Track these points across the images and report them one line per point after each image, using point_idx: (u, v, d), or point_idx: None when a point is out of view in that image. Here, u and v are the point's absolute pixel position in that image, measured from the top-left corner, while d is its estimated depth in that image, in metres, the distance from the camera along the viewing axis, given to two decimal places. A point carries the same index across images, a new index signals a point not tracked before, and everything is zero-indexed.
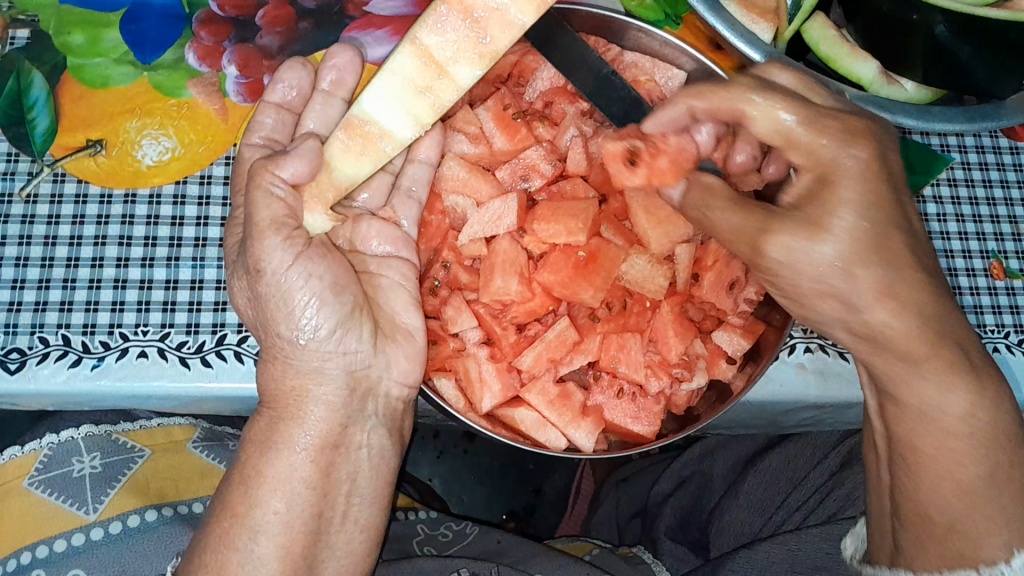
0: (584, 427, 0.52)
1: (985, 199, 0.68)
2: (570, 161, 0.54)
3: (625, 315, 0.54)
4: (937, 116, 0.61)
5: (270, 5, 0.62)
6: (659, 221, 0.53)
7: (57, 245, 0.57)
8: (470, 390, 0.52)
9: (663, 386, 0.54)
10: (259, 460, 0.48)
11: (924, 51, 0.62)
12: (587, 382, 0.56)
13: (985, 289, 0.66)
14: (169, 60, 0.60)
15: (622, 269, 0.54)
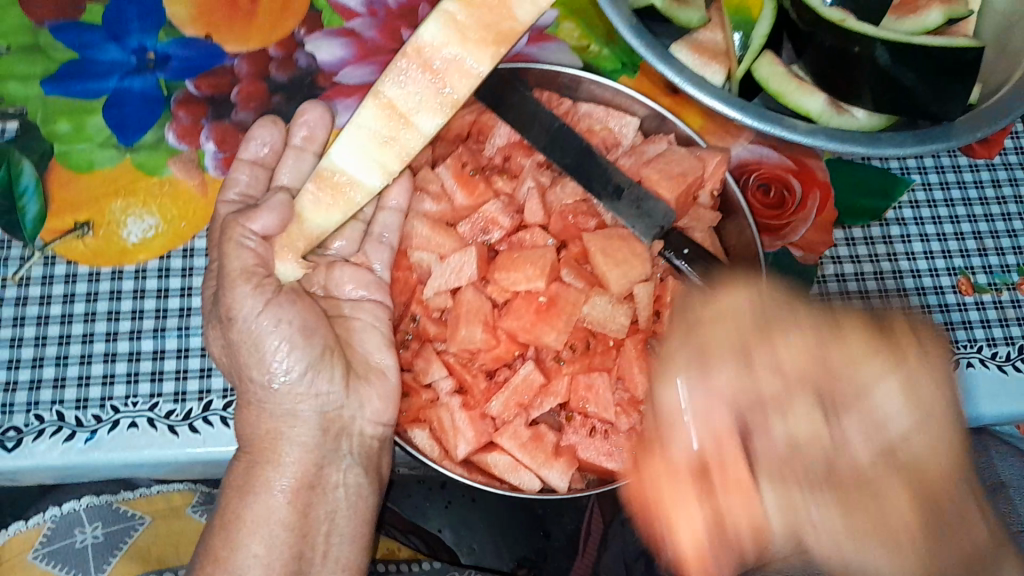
0: (558, 467, 0.53)
1: (948, 217, 0.70)
2: (528, 212, 0.57)
3: (589, 355, 0.56)
4: (888, 142, 0.63)
5: (243, 82, 0.67)
6: (617, 262, 0.55)
7: (49, 325, 0.60)
8: (445, 437, 0.53)
9: (633, 422, 0.56)
10: (238, 507, 0.49)
11: (869, 79, 0.64)
12: (560, 423, 0.57)
13: (955, 305, 0.67)
14: (150, 141, 0.64)
15: (585, 311, 0.56)
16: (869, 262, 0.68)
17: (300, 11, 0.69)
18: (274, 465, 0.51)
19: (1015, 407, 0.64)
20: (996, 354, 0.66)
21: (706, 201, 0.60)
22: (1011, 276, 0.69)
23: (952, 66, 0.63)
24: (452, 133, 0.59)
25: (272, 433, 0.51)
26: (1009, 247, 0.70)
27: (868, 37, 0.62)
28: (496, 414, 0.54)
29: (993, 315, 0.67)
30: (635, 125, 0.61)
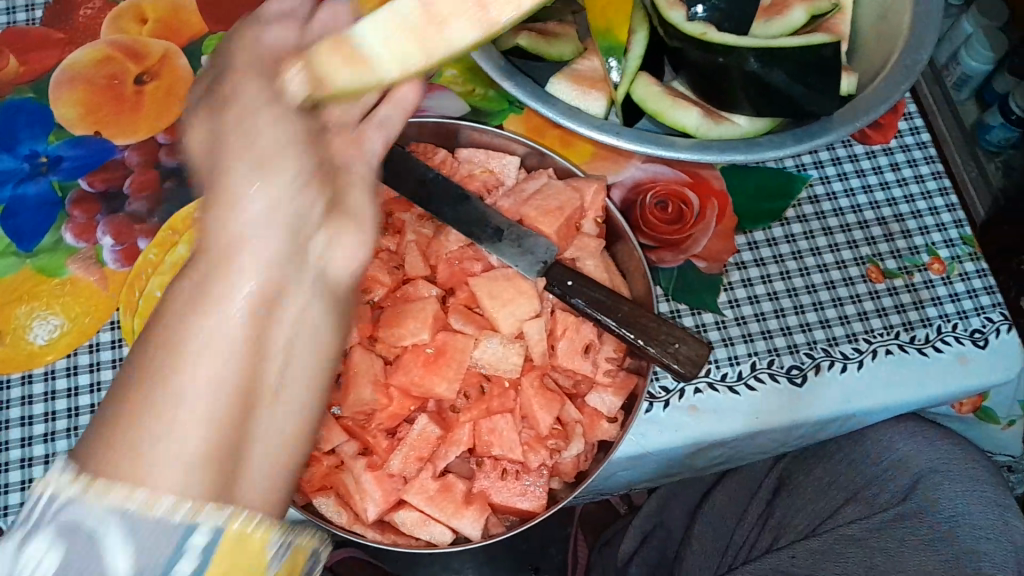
0: (469, 516, 0.53)
1: (849, 208, 0.70)
2: (409, 265, 0.58)
3: (485, 400, 0.57)
4: (770, 146, 0.63)
5: (136, 173, 0.68)
6: (504, 302, 0.56)
7: None
8: (354, 499, 0.54)
9: (543, 459, 0.55)
10: (176, 326, 0.37)
11: (744, 85, 0.64)
12: (471, 470, 0.57)
13: (867, 294, 0.67)
14: (48, 244, 0.65)
15: (477, 355, 0.56)
16: (775, 263, 0.68)
17: (185, 95, 0.71)
18: (230, 278, 0.40)
19: (935, 388, 0.64)
20: (914, 338, 0.65)
21: (590, 228, 0.61)
22: (920, 258, 0.68)
23: (819, 60, 0.63)
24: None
25: (229, 248, 0.41)
26: (915, 228, 0.69)
27: (731, 47, 0.63)
28: (400, 470, 0.54)
29: (906, 299, 0.66)
30: (517, 163, 0.62)
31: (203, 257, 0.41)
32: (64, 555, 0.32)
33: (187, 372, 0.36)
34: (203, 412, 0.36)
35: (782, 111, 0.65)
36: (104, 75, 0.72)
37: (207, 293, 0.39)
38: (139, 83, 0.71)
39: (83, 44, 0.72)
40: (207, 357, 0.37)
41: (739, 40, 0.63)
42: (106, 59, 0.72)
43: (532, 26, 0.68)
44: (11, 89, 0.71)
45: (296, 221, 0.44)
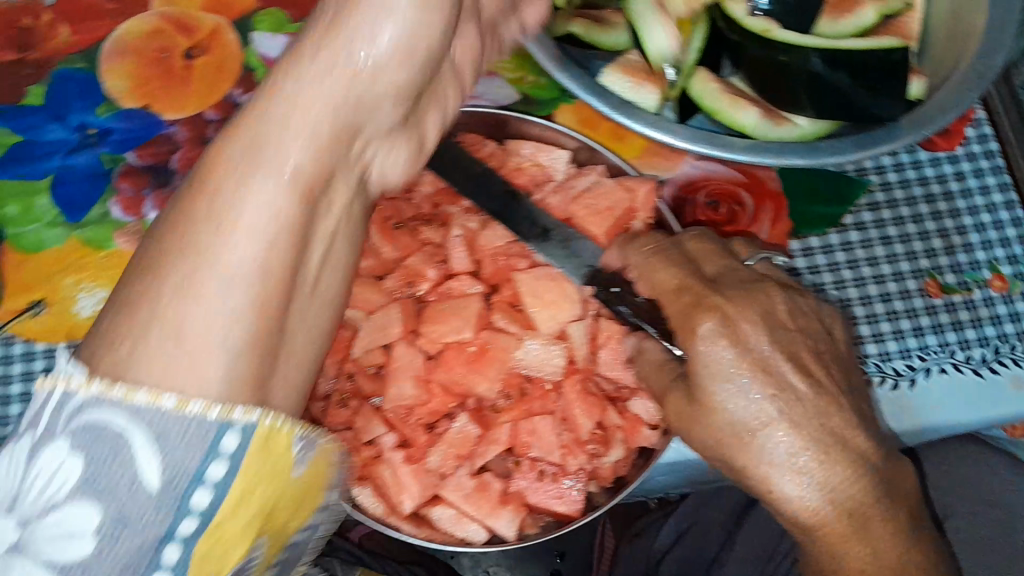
0: (504, 516, 0.53)
1: (910, 218, 0.68)
2: (455, 261, 0.58)
3: (527, 401, 0.55)
4: (829, 155, 0.60)
5: (184, 149, 0.68)
6: (547, 304, 0.55)
7: (11, 403, 0.62)
8: (390, 495, 0.53)
9: (581, 463, 0.54)
10: (184, 242, 0.32)
11: (805, 87, 0.61)
12: (508, 468, 0.55)
13: (923, 309, 0.65)
14: (96, 216, 0.66)
15: (519, 357, 0.56)
16: (831, 272, 0.66)
17: (234, 72, 0.71)
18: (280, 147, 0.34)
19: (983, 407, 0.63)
20: (970, 356, 0.63)
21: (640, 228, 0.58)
22: (981, 274, 0.66)
23: (889, 68, 0.61)
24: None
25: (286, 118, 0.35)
26: (977, 242, 0.67)
27: (797, 47, 0.60)
28: (438, 466, 0.54)
29: (964, 316, 0.65)
30: (566, 157, 0.60)
31: (266, 72, 0.37)
32: (82, 456, 0.29)
33: (252, 191, 0.33)
34: (309, 175, 0.35)
35: (842, 113, 0.61)
36: (153, 48, 0.71)
37: (258, 153, 0.34)
38: (188, 58, 0.71)
39: (134, 14, 0.72)
40: (286, 166, 0.34)
41: (805, 39, 0.61)
42: (156, 31, 0.71)
43: (587, 12, 0.66)
44: (58, 59, 0.71)
45: (424, 31, 0.41)
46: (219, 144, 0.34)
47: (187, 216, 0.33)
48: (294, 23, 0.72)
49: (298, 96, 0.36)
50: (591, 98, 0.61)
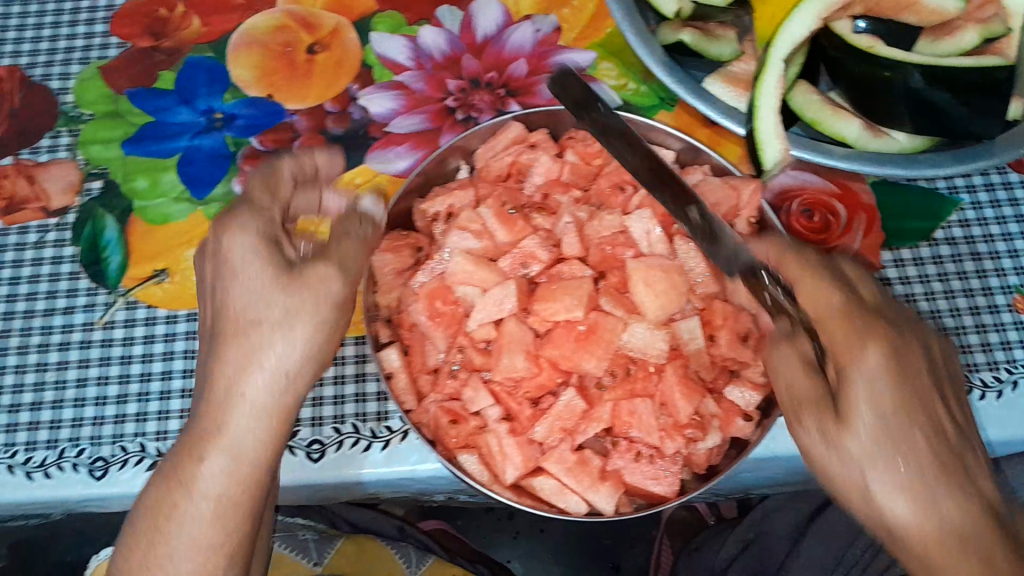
0: (604, 491, 0.55)
1: (999, 236, 0.70)
2: (566, 245, 0.60)
3: (631, 381, 0.58)
4: (926, 169, 0.64)
5: (304, 136, 0.72)
6: (657, 292, 0.57)
7: (131, 363, 0.64)
8: (493, 463, 0.56)
9: (678, 447, 0.56)
10: (153, 516, 0.47)
11: (904, 103, 0.63)
12: (606, 448, 0.58)
13: (1011, 323, 0.66)
14: (220, 194, 0.70)
15: (624, 339, 0.58)
16: (921, 283, 0.68)
17: (353, 68, 0.75)
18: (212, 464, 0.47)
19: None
20: None
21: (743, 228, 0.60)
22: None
23: (989, 88, 0.62)
24: (491, 173, 0.63)
25: (229, 399, 0.47)
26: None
27: (898, 62, 0.63)
28: (542, 438, 0.56)
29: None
30: (672, 157, 0.63)
31: (223, 325, 0.48)
32: None
33: (238, 405, 0.47)
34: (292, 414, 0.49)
35: (939, 130, 0.64)
36: (278, 42, 0.76)
37: (210, 513, 0.46)
38: (310, 53, 0.75)
39: (262, 10, 0.77)
40: (287, 380, 0.48)
41: (906, 57, 0.63)
42: (281, 27, 0.76)
43: (694, 23, 0.69)
44: (191, 47, 0.76)
45: (337, 307, 0.50)
46: (167, 473, 0.47)
47: (166, 507, 0.46)
48: (410, 26, 0.77)
49: (275, 326, 0.48)
50: (692, 99, 0.66)
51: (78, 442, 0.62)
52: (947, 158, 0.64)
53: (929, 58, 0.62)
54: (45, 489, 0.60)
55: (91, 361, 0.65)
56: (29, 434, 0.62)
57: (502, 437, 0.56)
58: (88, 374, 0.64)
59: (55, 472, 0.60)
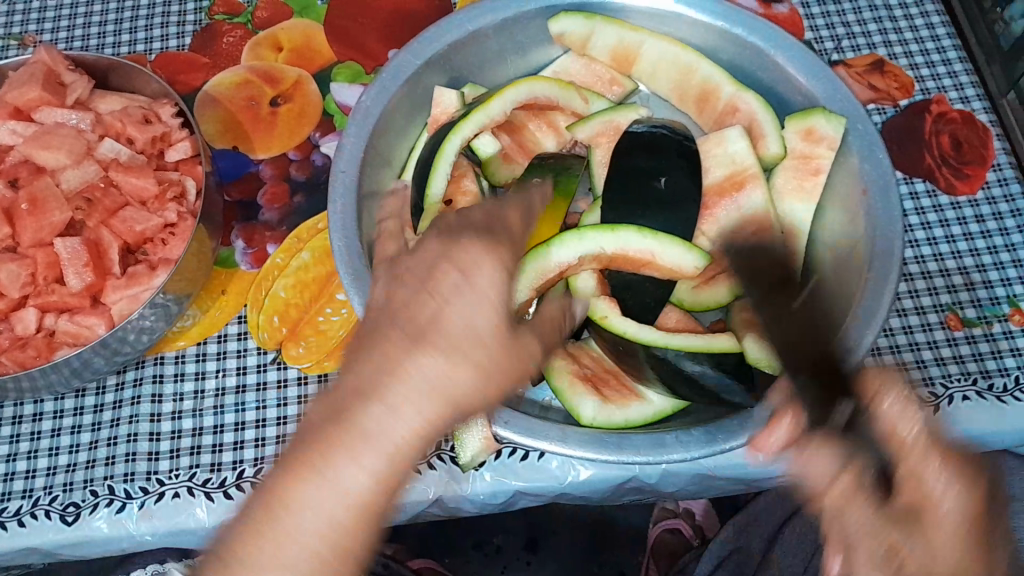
0: (158, 275, 0.65)
1: (931, 256, 0.70)
2: (22, 166, 0.68)
3: (102, 203, 0.67)
4: (723, 420, 0.57)
5: (269, 185, 0.76)
6: (139, 174, 0.68)
7: (103, 411, 0.66)
8: (82, 338, 0.63)
9: (179, 210, 0.68)
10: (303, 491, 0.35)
11: (659, 368, 0.59)
12: (152, 260, 0.67)
13: (944, 341, 0.66)
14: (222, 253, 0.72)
15: (64, 185, 0.67)
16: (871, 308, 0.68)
17: (315, 116, 0.79)
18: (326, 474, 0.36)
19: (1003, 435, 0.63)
20: (992, 385, 0.64)
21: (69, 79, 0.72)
22: (1001, 308, 0.67)
23: (741, 364, 0.60)
24: None
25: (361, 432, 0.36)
26: (998, 279, 0.68)
27: (629, 340, 0.59)
28: (83, 287, 0.63)
29: (984, 348, 0.65)
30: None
31: None
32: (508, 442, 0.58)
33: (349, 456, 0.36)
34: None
35: (692, 394, 0.59)
36: (243, 96, 0.79)
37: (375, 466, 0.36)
38: (274, 105, 0.79)
39: (226, 67, 0.81)
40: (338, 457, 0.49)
41: (641, 332, 0.60)
42: (245, 82, 0.79)
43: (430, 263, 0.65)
44: None
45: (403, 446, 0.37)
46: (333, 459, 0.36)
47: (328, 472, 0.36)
48: (368, 74, 0.81)
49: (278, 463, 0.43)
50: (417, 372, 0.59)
51: (52, 489, 0.63)
52: (721, 433, 0.56)
53: (650, 338, 0.59)
54: (20, 538, 0.61)
55: (64, 411, 0.67)
56: (4, 485, 0.64)
57: (84, 313, 0.63)
58: (63, 424, 0.66)
59: (29, 519, 0.62)
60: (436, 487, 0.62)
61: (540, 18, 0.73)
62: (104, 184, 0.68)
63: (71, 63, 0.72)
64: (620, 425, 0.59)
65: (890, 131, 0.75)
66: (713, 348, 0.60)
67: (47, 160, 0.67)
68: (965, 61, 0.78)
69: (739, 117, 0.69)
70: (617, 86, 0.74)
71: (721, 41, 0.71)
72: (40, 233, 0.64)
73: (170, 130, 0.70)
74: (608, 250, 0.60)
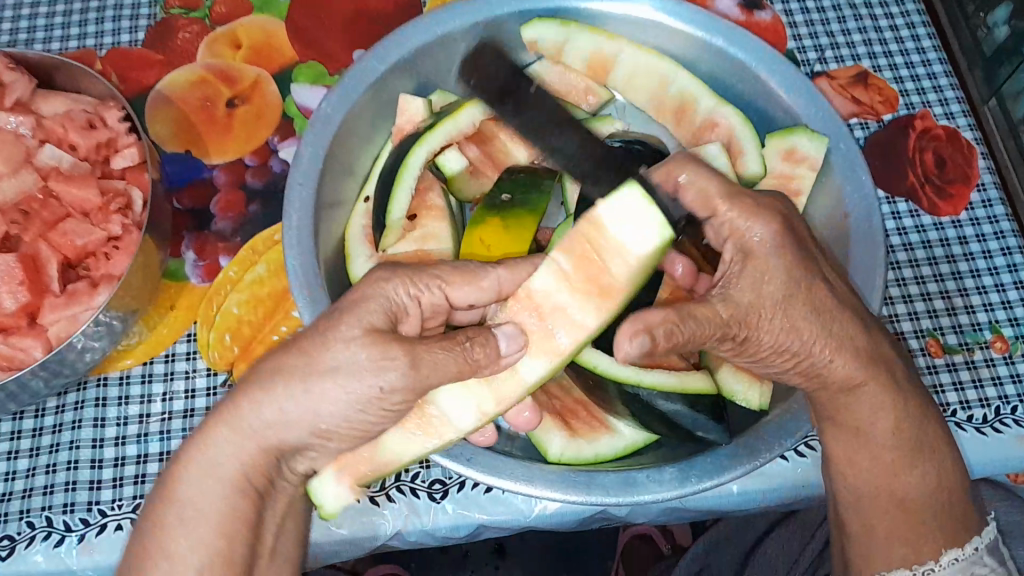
0: (101, 293, 0.61)
1: (913, 278, 0.67)
2: None
3: (41, 214, 0.63)
4: (697, 457, 0.54)
5: (223, 192, 0.72)
6: (82, 185, 0.64)
7: (43, 435, 0.63)
8: (18, 361, 0.60)
9: (125, 222, 0.64)
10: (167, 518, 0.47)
11: (632, 406, 0.56)
12: (95, 277, 0.63)
13: (924, 370, 0.63)
14: (174, 266, 0.68)
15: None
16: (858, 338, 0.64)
17: (274, 121, 0.75)
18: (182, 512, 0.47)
19: (982, 470, 0.60)
20: (973, 417, 0.61)
21: None
22: (983, 334, 0.64)
23: (715, 405, 0.56)
24: None
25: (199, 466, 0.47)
26: (980, 304, 0.66)
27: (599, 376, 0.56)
28: (18, 306, 0.60)
29: (965, 376, 0.63)
30: None
31: None
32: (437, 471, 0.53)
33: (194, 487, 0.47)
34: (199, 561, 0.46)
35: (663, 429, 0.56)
36: (197, 96, 0.75)
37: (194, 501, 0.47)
38: (230, 106, 0.75)
39: (180, 65, 0.76)
40: (278, 556, 0.51)
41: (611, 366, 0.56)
42: (200, 81, 0.75)
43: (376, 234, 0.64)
44: None
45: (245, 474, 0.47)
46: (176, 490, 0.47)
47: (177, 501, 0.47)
48: (331, 76, 0.77)
49: (186, 527, 0.47)
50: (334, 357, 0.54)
51: None
52: (695, 470, 0.53)
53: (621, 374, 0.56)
54: None
55: (1, 436, 0.63)
56: None
57: (20, 334, 0.60)
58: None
59: None
60: (393, 520, 0.60)
61: (512, 23, 0.69)
62: (43, 195, 0.64)
63: (11, 61, 0.68)
64: (590, 459, 0.56)
65: (874, 146, 0.71)
66: (686, 384, 0.56)
67: None
68: (951, 75, 0.75)
69: (717, 132, 0.67)
70: (591, 96, 0.71)
71: (699, 51, 0.68)
72: None
73: (117, 136, 0.66)
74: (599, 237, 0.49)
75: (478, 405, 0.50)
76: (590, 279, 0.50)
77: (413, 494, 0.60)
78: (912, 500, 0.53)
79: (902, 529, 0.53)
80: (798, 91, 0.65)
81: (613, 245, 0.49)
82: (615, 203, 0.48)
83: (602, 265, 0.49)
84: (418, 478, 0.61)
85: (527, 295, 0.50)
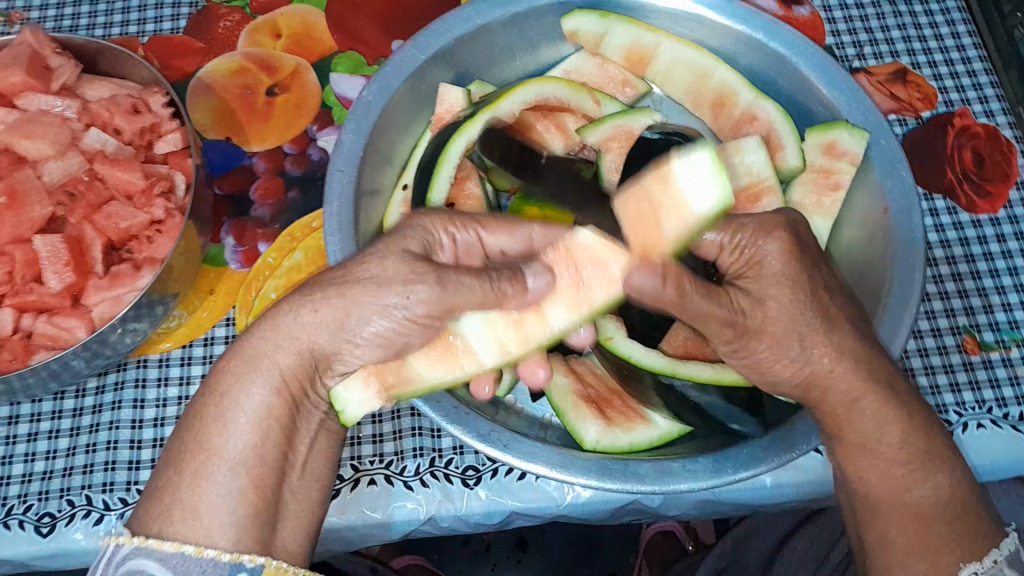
0: (143, 275, 0.62)
1: (949, 275, 0.66)
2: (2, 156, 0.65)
3: (86, 197, 0.64)
4: (734, 448, 0.54)
5: (262, 179, 0.72)
6: (126, 169, 0.65)
7: (83, 415, 0.64)
8: (61, 340, 0.60)
9: (167, 206, 0.65)
10: (192, 448, 0.45)
11: (670, 400, 0.57)
12: (138, 259, 0.64)
13: (961, 366, 0.63)
14: (214, 251, 0.69)
15: (44, 177, 0.63)
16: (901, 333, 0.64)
17: (312, 109, 0.75)
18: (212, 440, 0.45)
19: (1020, 468, 0.60)
20: (1009, 414, 0.61)
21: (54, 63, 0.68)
22: (1020, 332, 0.64)
23: (751, 398, 0.57)
24: None
25: (234, 399, 0.45)
26: (1017, 301, 0.65)
27: (636, 366, 0.57)
28: (62, 286, 0.60)
29: (1002, 374, 0.63)
30: None
31: None
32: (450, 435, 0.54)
33: (221, 427, 0.45)
34: (228, 502, 0.44)
35: (697, 421, 0.57)
36: (237, 84, 0.75)
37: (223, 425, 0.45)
38: (269, 95, 0.75)
39: (221, 53, 0.77)
40: (307, 474, 0.50)
41: (649, 358, 0.57)
42: (240, 70, 0.76)
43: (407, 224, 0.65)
44: None
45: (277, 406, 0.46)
46: (208, 415, 0.45)
47: (199, 429, 0.45)
48: (369, 66, 0.78)
49: (226, 420, 0.45)
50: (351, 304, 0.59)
51: (27, 498, 0.60)
52: (729, 463, 0.53)
53: (662, 365, 0.57)
54: None
55: (42, 415, 0.64)
56: None
57: (64, 314, 0.61)
58: (39, 428, 0.63)
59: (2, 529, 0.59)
60: (425, 506, 0.60)
61: (552, 15, 0.70)
62: (88, 178, 0.65)
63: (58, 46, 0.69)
64: (625, 449, 0.56)
65: (913, 143, 0.71)
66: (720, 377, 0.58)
67: (30, 150, 0.64)
68: (991, 73, 0.75)
69: (756, 126, 0.66)
70: (629, 88, 0.71)
71: (739, 45, 0.67)
72: (19, 229, 0.61)
73: (160, 121, 0.67)
74: (649, 185, 0.49)
75: (500, 342, 0.52)
76: (639, 236, 0.49)
77: (447, 479, 0.61)
78: (932, 519, 0.48)
79: (923, 546, 0.48)
80: (838, 87, 0.64)
81: (677, 201, 0.48)
82: (688, 163, 0.49)
83: (658, 221, 0.49)
84: (452, 464, 0.61)
85: (567, 249, 0.50)
